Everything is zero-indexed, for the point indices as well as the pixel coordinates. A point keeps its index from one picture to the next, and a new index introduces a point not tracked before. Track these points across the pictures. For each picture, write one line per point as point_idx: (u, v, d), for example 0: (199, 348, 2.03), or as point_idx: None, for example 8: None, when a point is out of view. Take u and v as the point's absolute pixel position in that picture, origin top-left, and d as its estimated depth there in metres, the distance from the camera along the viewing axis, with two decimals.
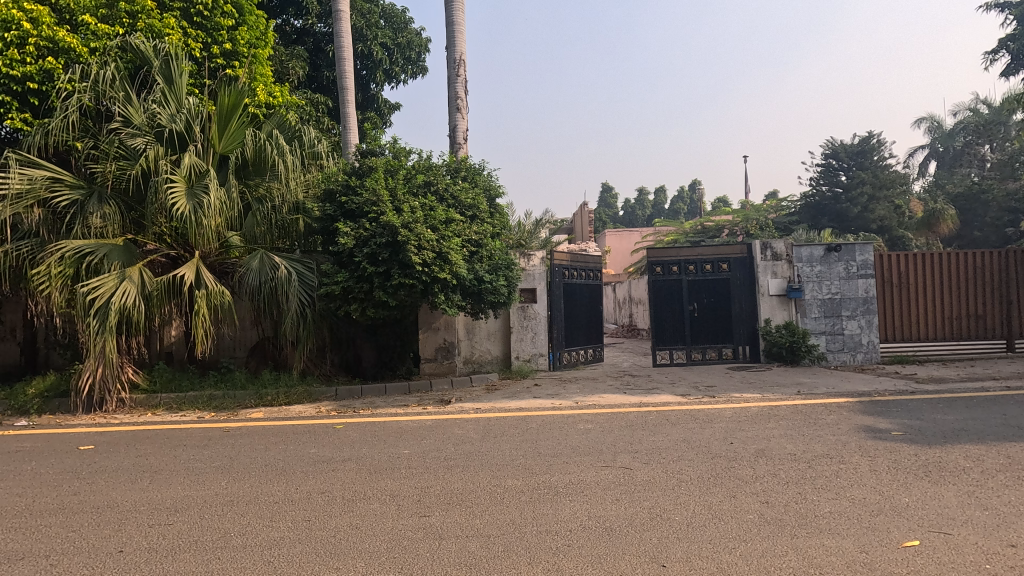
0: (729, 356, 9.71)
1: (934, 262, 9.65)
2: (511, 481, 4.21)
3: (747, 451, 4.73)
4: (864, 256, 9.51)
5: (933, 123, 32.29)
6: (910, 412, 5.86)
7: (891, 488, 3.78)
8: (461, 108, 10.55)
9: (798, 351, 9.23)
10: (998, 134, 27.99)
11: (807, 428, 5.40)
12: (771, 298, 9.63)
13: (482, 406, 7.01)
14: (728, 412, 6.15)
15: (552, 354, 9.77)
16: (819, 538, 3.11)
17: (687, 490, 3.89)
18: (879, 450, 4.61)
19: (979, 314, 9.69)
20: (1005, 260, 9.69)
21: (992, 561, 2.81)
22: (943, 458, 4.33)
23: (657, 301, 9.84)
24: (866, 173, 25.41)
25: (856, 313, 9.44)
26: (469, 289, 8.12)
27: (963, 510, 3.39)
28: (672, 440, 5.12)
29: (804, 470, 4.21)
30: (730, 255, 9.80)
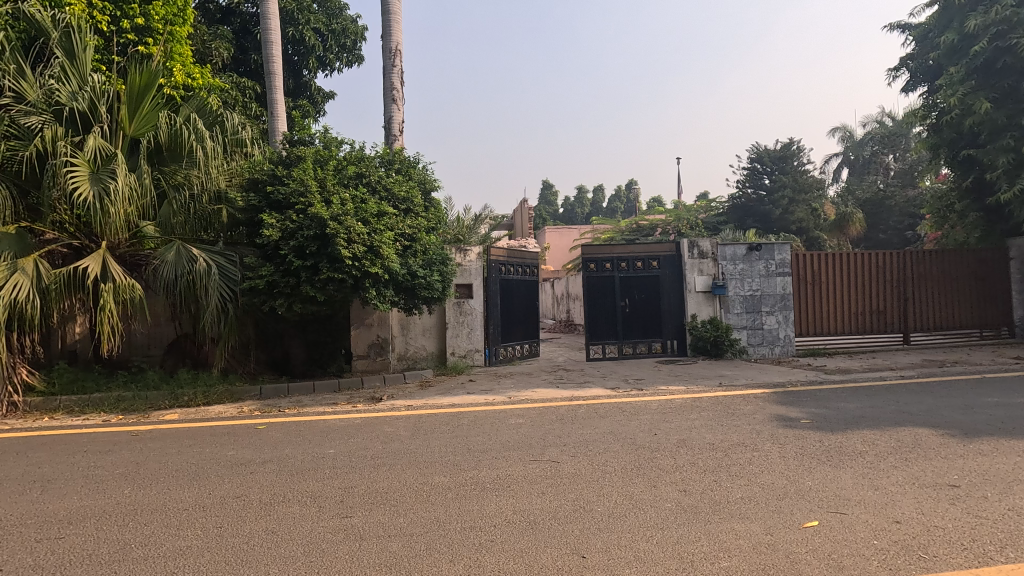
0: (659, 350, 10.07)
1: (842, 261, 10.41)
2: (438, 478, 4.17)
3: (669, 442, 4.91)
4: (781, 256, 10.09)
5: (846, 133, 34.79)
6: (818, 401, 6.30)
7: (796, 473, 4.04)
8: (397, 99, 10.31)
9: (720, 345, 9.77)
10: (900, 145, 31.06)
11: (725, 418, 5.68)
12: (697, 295, 10.06)
13: (414, 403, 6.91)
14: (654, 405, 6.37)
15: (488, 350, 9.77)
16: (730, 523, 3.27)
17: (611, 481, 3.99)
18: (788, 437, 4.92)
19: (882, 310, 10.52)
20: (902, 261, 10.59)
21: (880, 537, 3.05)
22: (844, 443, 4.67)
23: (591, 297, 10.04)
24: (787, 178, 27.05)
25: (775, 309, 10.02)
26: (402, 284, 7.94)
27: (859, 492, 3.66)
28: (600, 433, 5.24)
29: (720, 458, 4.42)
30: (660, 253, 10.15)
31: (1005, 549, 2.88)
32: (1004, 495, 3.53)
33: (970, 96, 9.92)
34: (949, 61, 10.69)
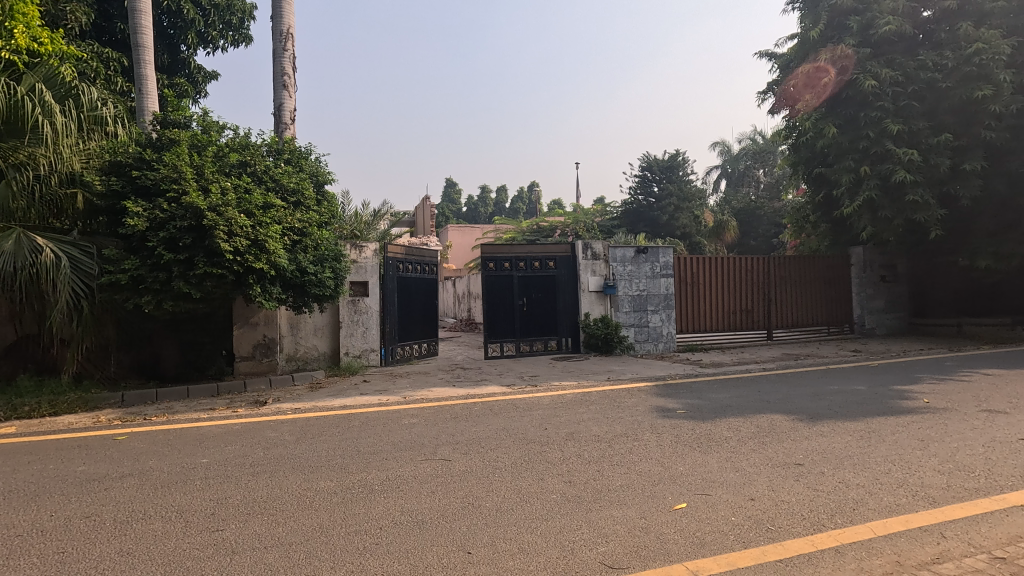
0: (554, 348, 10.40)
1: (717, 265, 11.40)
2: (323, 482, 4.00)
3: (558, 435, 5.10)
4: (666, 259, 10.84)
5: (724, 148, 38.12)
6: (693, 392, 6.85)
7: (671, 460, 4.36)
8: (288, 85, 9.74)
9: (611, 341, 10.27)
10: (769, 160, 34.60)
11: (611, 410, 6.00)
12: (590, 294, 10.50)
13: (301, 406, 6.57)
14: (546, 400, 6.57)
15: (384, 349, 9.52)
16: (609, 510, 3.45)
17: (500, 477, 4.06)
18: (666, 427, 5.31)
19: (750, 309, 11.64)
20: (767, 266, 11.82)
21: (737, 514, 3.38)
22: (712, 430, 5.13)
23: (490, 295, 10.13)
24: (673, 187, 29.06)
25: (659, 308, 10.75)
26: (290, 280, 7.50)
27: (722, 474, 4.03)
28: (493, 429, 5.32)
29: (604, 449, 4.66)
30: (556, 254, 10.48)
31: (834, 516, 3.31)
32: (836, 470, 4.06)
33: (821, 121, 11.32)
34: None
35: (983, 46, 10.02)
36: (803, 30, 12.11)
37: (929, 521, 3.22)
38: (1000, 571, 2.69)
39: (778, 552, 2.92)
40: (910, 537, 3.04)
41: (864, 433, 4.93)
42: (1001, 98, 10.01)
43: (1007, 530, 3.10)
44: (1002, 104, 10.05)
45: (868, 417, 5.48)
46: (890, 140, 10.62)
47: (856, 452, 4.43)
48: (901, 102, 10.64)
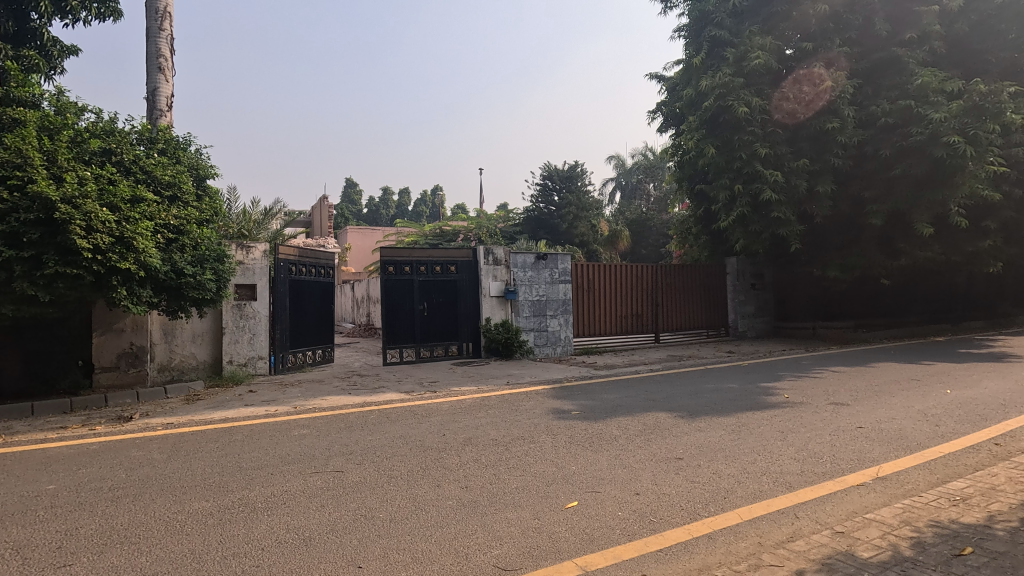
0: (455, 353, 10.36)
1: (610, 272, 12.03)
2: (198, 504, 3.66)
3: (456, 441, 5.07)
4: (563, 265, 11.22)
5: (619, 161, 40.36)
6: (587, 394, 7.14)
7: (564, 460, 4.50)
8: (164, 68, 8.87)
9: (511, 346, 10.41)
10: (658, 175, 37.09)
11: (509, 414, 6.09)
12: (491, 299, 10.58)
13: (174, 421, 5.97)
14: (445, 406, 6.52)
15: (274, 356, 8.92)
16: (504, 513, 3.50)
17: (394, 486, 3.95)
18: (560, 428, 5.48)
19: (640, 313, 12.38)
20: (654, 273, 12.65)
21: (624, 509, 3.57)
22: (603, 430, 5.38)
23: (389, 300, 9.89)
24: (572, 196, 30.22)
25: (557, 313, 11.09)
26: (163, 283, 6.80)
27: (610, 471, 4.24)
28: (389, 437, 5.18)
29: (501, 452, 4.71)
30: (458, 258, 10.48)
31: (708, 505, 3.61)
32: (710, 462, 4.43)
33: (702, 141, 12.33)
34: (690, 111, 13.11)
35: (833, 84, 11.48)
36: (688, 57, 13.14)
37: (786, 504, 3.61)
38: (840, 544, 3.07)
39: (659, 543, 3.12)
40: (770, 520, 3.38)
41: (735, 427, 5.41)
42: (846, 131, 11.53)
43: (846, 507, 3.56)
44: (846, 136, 11.58)
45: (739, 412, 6.04)
46: (759, 162, 11.81)
47: (728, 445, 4.86)
48: (768, 129, 11.87)
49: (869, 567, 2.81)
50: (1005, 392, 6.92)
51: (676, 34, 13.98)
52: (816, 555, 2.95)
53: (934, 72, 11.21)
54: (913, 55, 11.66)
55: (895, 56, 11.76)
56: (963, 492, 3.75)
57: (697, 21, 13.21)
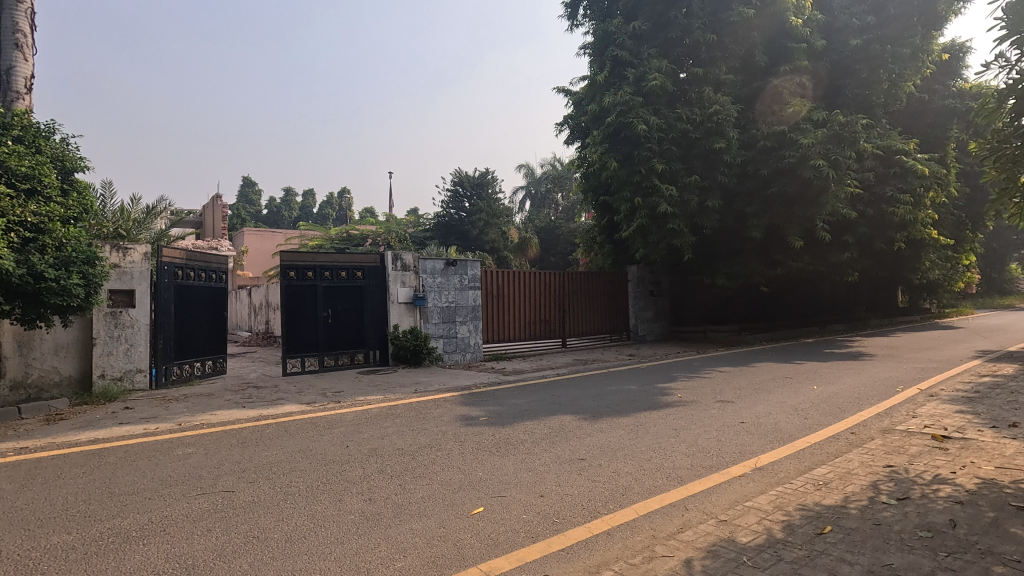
0: (361, 361, 10.03)
1: (519, 278, 12.23)
2: (58, 537, 3.25)
3: (360, 452, 4.91)
4: (473, 271, 11.25)
5: (529, 170, 41.31)
6: (495, 399, 7.20)
7: (471, 466, 4.51)
8: (22, 46, 7.85)
9: (420, 353, 10.25)
10: (566, 185, 38.30)
11: (416, 422, 5.99)
12: (399, 306, 10.35)
13: (30, 445, 5.25)
14: (349, 416, 6.29)
15: (155, 369, 8.13)
16: (410, 523, 3.44)
17: (291, 504, 3.74)
18: (468, 434, 5.48)
19: (547, 319, 12.70)
20: (561, 280, 13.04)
21: (529, 512, 3.63)
22: (511, 434, 5.45)
23: (289, 306, 9.39)
24: (483, 203, 30.48)
25: (467, 319, 11.08)
26: (17, 287, 6.01)
27: (516, 475, 4.30)
28: (287, 452, 4.90)
29: (407, 462, 4.62)
30: (365, 263, 10.15)
31: (607, 503, 3.77)
32: (611, 461, 4.63)
33: (606, 155, 12.93)
34: (594, 126, 13.69)
35: (720, 108, 12.52)
36: (592, 74, 13.73)
37: (677, 497, 3.87)
38: (724, 532, 3.33)
39: (561, 542, 3.22)
40: (662, 514, 3.60)
41: (634, 427, 5.70)
42: (731, 151, 12.61)
43: (729, 497, 3.87)
44: (731, 155, 12.66)
45: (638, 412, 6.37)
46: (656, 177, 12.59)
47: (627, 444, 5.11)
48: (664, 146, 12.68)
49: (747, 550, 3.08)
50: (860, 386, 7.86)
51: (582, 50, 14.55)
52: (703, 543, 3.18)
53: (804, 102, 12.57)
54: (786, 86, 13.01)
55: (771, 85, 13.05)
56: (825, 477, 4.21)
57: (601, 41, 13.84)
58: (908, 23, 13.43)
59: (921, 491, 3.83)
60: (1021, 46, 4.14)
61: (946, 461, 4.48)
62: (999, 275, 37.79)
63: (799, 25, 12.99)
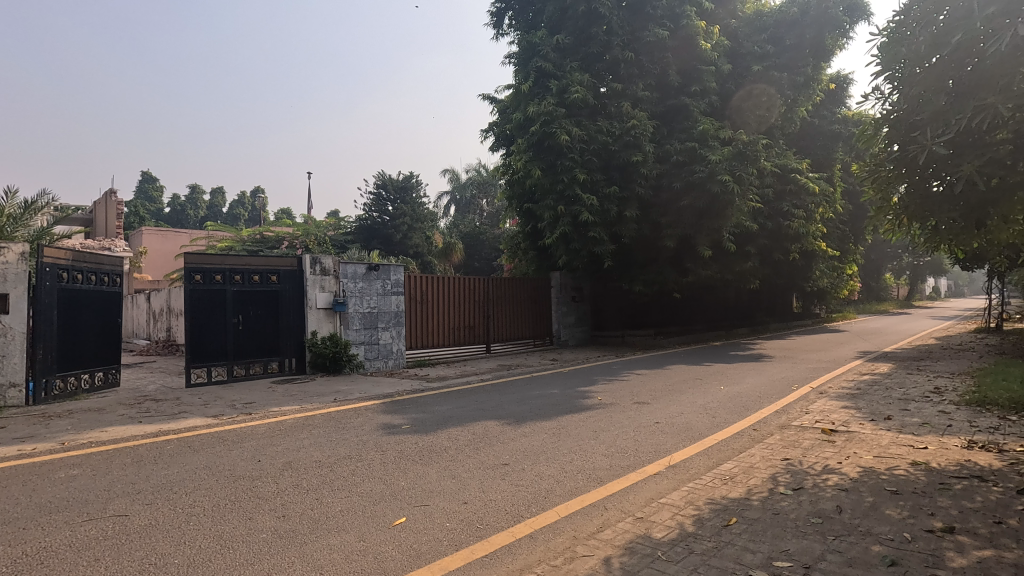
0: (275, 370, 9.51)
1: (443, 284, 12.14)
2: None
3: (273, 467, 4.64)
4: (396, 276, 11.02)
5: (454, 175, 41.21)
6: (418, 407, 7.08)
7: (393, 476, 4.40)
8: None
9: (339, 360, 9.88)
10: (490, 191, 38.56)
11: (335, 433, 5.77)
12: (318, 312, 9.93)
13: None
14: (261, 429, 5.94)
15: (33, 383, 7.29)
16: (327, 539, 3.30)
17: (194, 526, 3.47)
18: (390, 443, 5.35)
19: (471, 325, 12.68)
20: (485, 285, 13.09)
21: (452, 519, 3.60)
22: (434, 442, 5.38)
23: (194, 312, 8.74)
24: (406, 207, 30.05)
25: (389, 325, 10.82)
26: None
27: (440, 483, 4.25)
28: (190, 470, 4.55)
29: (324, 475, 4.43)
30: (280, 267, 9.67)
31: (530, 506, 3.82)
32: (533, 465, 4.69)
33: (530, 163, 13.16)
34: (519, 134, 13.90)
35: (637, 122, 13.13)
36: (517, 83, 13.96)
37: (597, 498, 3.98)
38: (640, 529, 3.47)
39: (485, 548, 3.22)
40: (583, 514, 3.70)
41: (556, 430, 5.81)
42: (647, 164, 13.24)
43: (646, 495, 4.04)
44: (648, 168, 13.30)
45: (559, 416, 6.51)
46: (578, 186, 12.97)
47: (550, 447, 5.20)
48: (586, 157, 13.09)
49: (662, 545, 3.22)
50: (761, 386, 8.50)
51: (507, 59, 14.78)
52: (620, 541, 3.30)
53: (712, 121, 13.47)
54: (696, 105, 13.88)
55: (683, 104, 13.88)
56: (731, 471, 4.51)
57: (525, 51, 14.15)
58: (801, 54, 14.77)
59: (813, 481, 4.20)
60: (893, 81, 4.67)
61: (833, 453, 4.93)
62: (876, 283, 42.25)
63: (708, 50, 13.92)
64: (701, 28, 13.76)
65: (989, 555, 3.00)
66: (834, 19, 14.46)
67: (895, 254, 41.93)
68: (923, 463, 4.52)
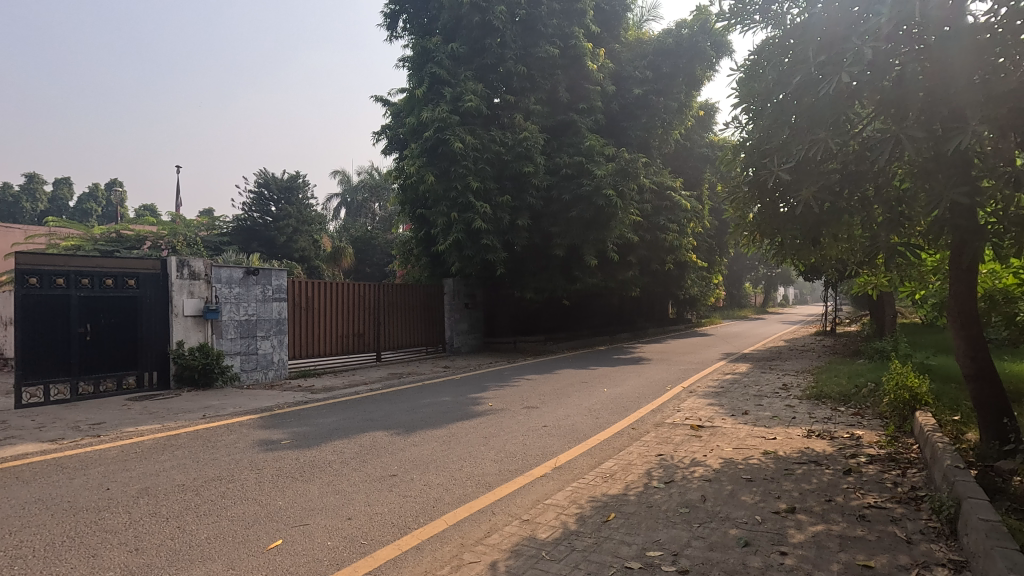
0: (132, 385, 8.50)
1: (330, 290, 11.60)
2: None
3: (126, 494, 4.14)
4: (278, 282, 10.35)
5: (344, 177, 39.77)
6: (299, 420, 6.68)
7: (270, 496, 4.11)
8: None
9: (210, 373, 9.06)
10: (383, 196, 37.68)
11: (203, 452, 5.27)
12: (185, 320, 9.02)
13: None
14: (111, 453, 5.25)
15: None
16: (190, 570, 3.00)
17: (21, 570, 2.99)
18: (266, 461, 4.99)
19: (360, 332, 12.25)
20: (375, 292, 12.71)
21: (334, 537, 3.44)
22: (316, 457, 5.10)
23: (27, 322, 7.49)
24: (291, 208, 28.44)
25: (269, 334, 10.12)
26: None
27: (322, 500, 4.04)
28: (16, 506, 3.90)
29: (189, 499, 4.03)
30: (139, 270, 8.65)
31: (418, 517, 3.76)
32: (422, 474, 4.62)
33: (423, 168, 13.07)
34: (412, 138, 13.76)
35: (529, 135, 13.54)
36: (411, 88, 13.86)
37: (486, 503, 4.02)
38: (526, 531, 3.55)
39: (368, 565, 3.11)
40: (471, 521, 3.70)
41: (446, 438, 5.78)
42: (538, 175, 13.67)
43: (532, 497, 4.14)
44: (538, 179, 13.74)
45: (449, 423, 6.48)
46: (471, 194, 13.06)
47: (439, 455, 5.16)
48: (479, 165, 13.22)
49: (546, 545, 3.33)
50: (639, 387, 9.09)
51: (400, 63, 14.57)
52: (507, 544, 3.35)
53: (597, 138, 14.32)
54: (583, 122, 14.64)
55: (572, 120, 14.56)
56: (611, 469, 4.77)
57: (420, 56, 14.09)
58: (676, 81, 16.16)
59: (682, 474, 4.57)
60: (749, 112, 5.30)
61: (700, 447, 5.41)
62: (738, 292, 47.13)
63: (595, 70, 14.77)
64: (589, 49, 14.55)
65: (821, 529, 3.46)
66: (704, 53, 16.01)
67: (753, 265, 46.83)
68: (772, 452, 5.11)
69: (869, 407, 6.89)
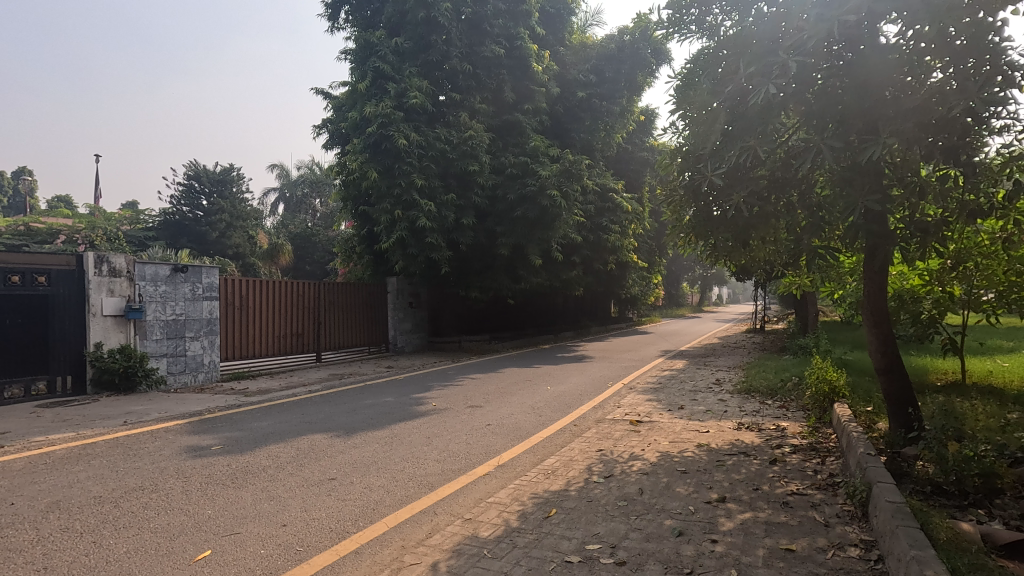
0: (42, 391, 7.85)
1: (266, 288, 11.14)
2: None
3: (34, 509, 3.82)
4: (209, 279, 9.83)
5: (282, 172, 38.37)
6: (232, 424, 6.37)
7: (198, 505, 3.91)
8: None
9: (133, 377, 8.51)
10: (324, 191, 36.60)
11: (123, 461, 4.93)
12: (105, 320, 8.41)
13: None
14: (17, 464, 4.83)
15: None
16: None
17: None
18: (194, 468, 4.73)
19: (299, 332, 11.84)
20: (315, 290, 12.32)
21: (267, 545, 3.31)
22: (249, 462, 4.89)
23: None
24: (224, 203, 27.16)
25: (199, 334, 9.61)
26: None
27: (255, 507, 3.87)
28: None
29: (107, 512, 3.77)
30: (51, 267, 7.96)
31: (357, 521, 3.67)
32: (362, 477, 4.52)
33: (365, 164, 12.78)
34: (354, 133, 13.42)
35: (474, 133, 13.49)
36: (353, 81, 13.54)
37: (427, 504, 3.98)
38: (468, 530, 3.54)
39: (303, 572, 3.01)
40: (412, 522, 3.66)
41: (387, 439, 5.68)
42: (483, 174, 13.66)
43: (474, 496, 4.14)
44: (484, 178, 13.74)
45: (391, 424, 6.36)
46: (415, 191, 12.88)
47: (380, 457, 5.06)
48: (424, 163, 13.06)
49: (488, 543, 3.33)
50: (582, 384, 9.27)
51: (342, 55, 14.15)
52: (448, 544, 3.33)
53: (541, 139, 14.50)
54: (528, 122, 14.76)
55: (517, 120, 14.63)
56: (553, 466, 4.84)
57: (363, 49, 13.77)
58: (617, 86, 16.60)
59: (621, 468, 4.69)
60: (685, 118, 5.50)
61: (638, 441, 5.58)
62: (677, 291, 48.90)
63: (539, 72, 14.93)
64: (534, 50, 14.69)
65: (749, 516, 3.65)
66: (644, 59, 16.54)
67: (690, 266, 48.76)
68: (705, 445, 5.34)
69: (794, 400, 7.33)
